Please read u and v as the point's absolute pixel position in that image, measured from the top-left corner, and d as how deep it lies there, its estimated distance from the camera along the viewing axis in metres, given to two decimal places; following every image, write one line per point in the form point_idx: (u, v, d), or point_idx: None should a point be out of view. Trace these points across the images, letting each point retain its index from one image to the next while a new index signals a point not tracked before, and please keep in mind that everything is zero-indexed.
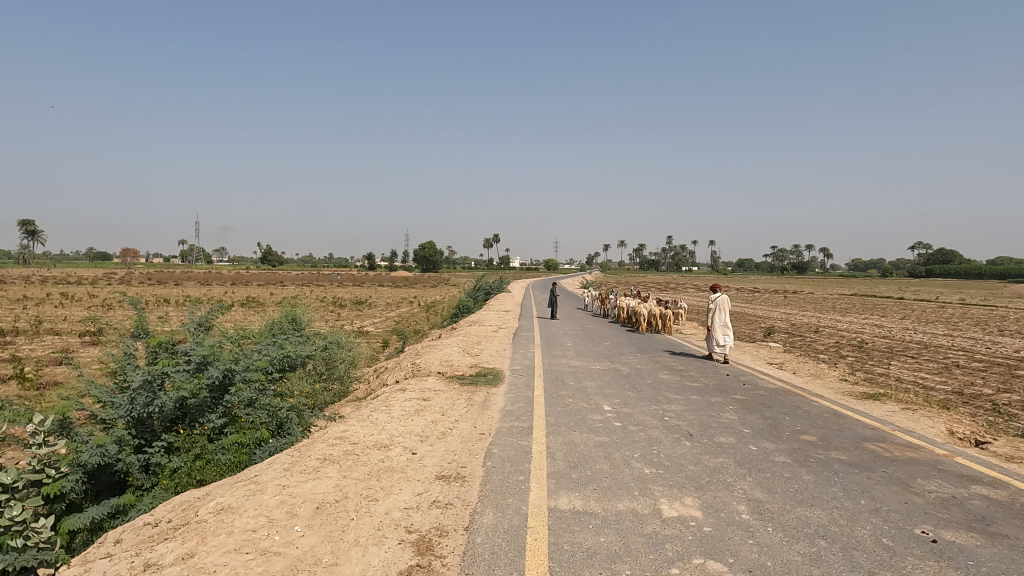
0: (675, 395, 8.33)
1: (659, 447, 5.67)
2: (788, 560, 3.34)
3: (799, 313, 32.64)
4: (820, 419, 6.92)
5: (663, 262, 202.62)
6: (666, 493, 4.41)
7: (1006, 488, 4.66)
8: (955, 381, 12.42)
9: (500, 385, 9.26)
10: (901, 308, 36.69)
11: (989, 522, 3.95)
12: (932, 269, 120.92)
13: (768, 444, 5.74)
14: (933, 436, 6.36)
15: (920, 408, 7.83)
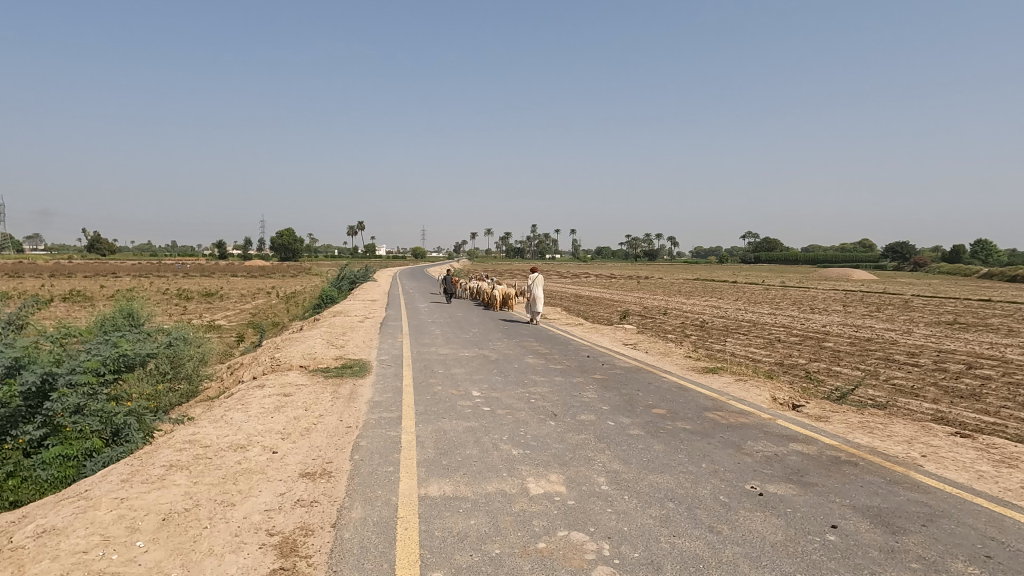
0: (539, 377, 8.69)
1: (526, 428, 5.87)
2: (641, 524, 3.62)
3: (650, 296, 35.35)
4: (668, 393, 7.58)
5: (529, 250, 209.44)
6: (533, 472, 4.59)
7: (816, 444, 5.42)
8: (777, 353, 14.25)
9: (367, 376, 9.04)
10: (735, 291, 41.14)
11: (803, 474, 4.58)
12: (759, 256, 136.69)
13: (623, 419, 6.18)
14: (760, 402, 7.22)
15: (749, 379, 8.87)
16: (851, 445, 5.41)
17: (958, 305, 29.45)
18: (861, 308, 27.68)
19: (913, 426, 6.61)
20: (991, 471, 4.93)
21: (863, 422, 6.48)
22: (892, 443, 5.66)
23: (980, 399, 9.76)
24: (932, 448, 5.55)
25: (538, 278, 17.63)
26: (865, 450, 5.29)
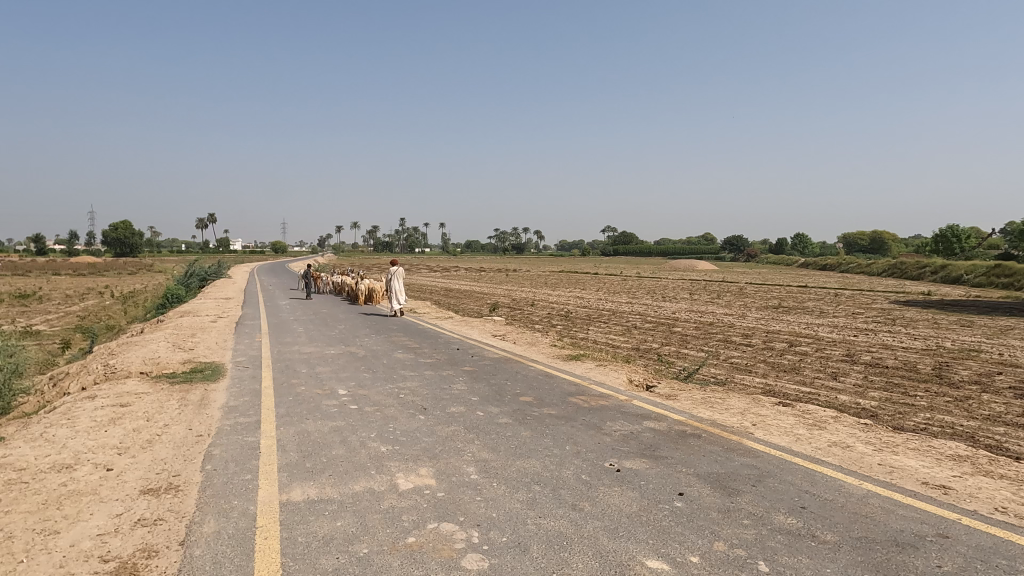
0: (409, 372, 8.59)
1: (394, 423, 5.78)
2: (509, 509, 3.72)
3: (518, 289, 36.29)
4: (535, 381, 7.85)
5: (398, 244, 205.83)
6: (402, 467, 4.54)
7: (666, 420, 5.90)
8: (634, 339, 15.31)
9: (221, 379, 8.38)
10: (596, 282, 43.49)
11: (656, 448, 4.97)
12: (617, 248, 145.67)
13: (492, 409, 6.31)
14: (618, 385, 7.73)
15: (609, 364, 9.46)
16: (695, 419, 5.97)
17: (782, 291, 33.51)
18: (704, 295, 30.56)
19: (747, 399, 7.43)
20: (806, 434, 5.69)
21: (705, 398, 7.18)
22: (729, 415, 6.33)
23: (800, 372, 11.21)
24: (761, 417, 6.29)
25: (398, 271, 17.82)
26: (707, 423, 5.87)
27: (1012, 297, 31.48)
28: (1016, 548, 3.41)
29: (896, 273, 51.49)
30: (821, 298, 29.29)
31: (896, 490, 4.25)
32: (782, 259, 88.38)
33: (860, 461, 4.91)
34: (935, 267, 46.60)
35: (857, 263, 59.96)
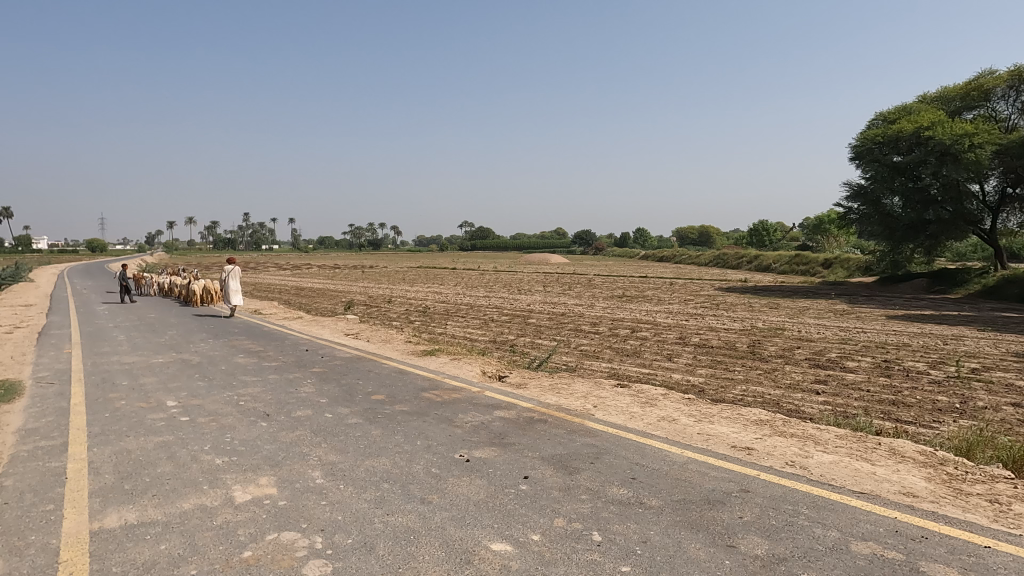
0: (251, 377, 8.03)
1: (232, 433, 5.38)
2: (356, 510, 3.64)
3: (374, 286, 35.40)
4: (387, 378, 7.74)
5: (242, 241, 190.86)
6: (239, 479, 4.25)
7: (516, 408, 6.12)
8: (490, 332, 15.65)
9: (16, 399, 7.21)
10: (454, 277, 43.69)
11: (505, 436, 5.15)
12: (475, 243, 147.49)
13: (342, 410, 6.11)
14: (471, 377, 7.87)
15: (463, 357, 9.58)
16: (542, 406, 6.27)
17: (625, 282, 36.15)
18: (556, 287, 32.04)
19: (591, 383, 7.94)
20: (640, 411, 6.22)
21: (553, 385, 7.56)
22: (574, 399, 6.72)
23: (639, 356, 12.20)
24: (602, 399, 6.76)
25: (234, 269, 16.62)
26: (553, 408, 6.18)
27: (808, 282, 36.81)
28: (801, 495, 4.02)
29: (720, 263, 57.83)
30: (658, 287, 32.03)
31: (711, 454, 4.81)
32: (626, 252, 95.21)
33: (683, 432, 5.47)
34: (750, 257, 53.04)
35: (688, 255, 66.33)
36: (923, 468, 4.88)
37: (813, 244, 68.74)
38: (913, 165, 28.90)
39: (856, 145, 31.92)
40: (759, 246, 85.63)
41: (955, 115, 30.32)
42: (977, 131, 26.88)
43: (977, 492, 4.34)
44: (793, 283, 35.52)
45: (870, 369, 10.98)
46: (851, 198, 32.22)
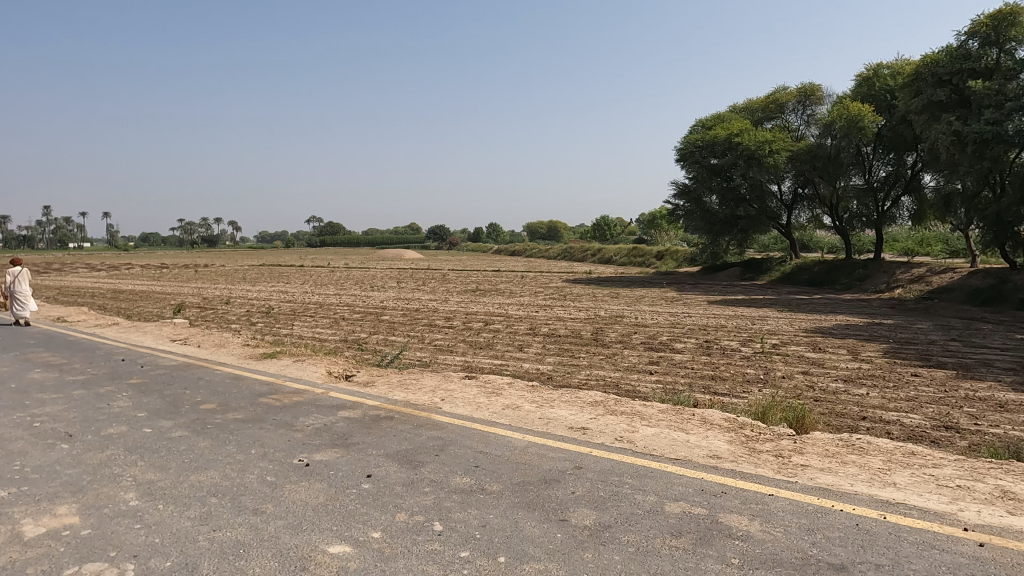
0: (50, 394, 6.98)
1: (23, 460, 4.65)
2: (178, 529, 3.34)
3: (209, 286, 32.38)
4: (220, 385, 7.15)
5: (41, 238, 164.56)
6: (30, 511, 3.69)
7: (361, 407, 5.99)
8: (340, 331, 15.08)
9: None
10: (301, 275, 41.35)
11: (348, 436, 5.02)
12: (323, 239, 140.85)
13: (164, 423, 5.55)
14: (316, 379, 7.54)
15: (308, 358, 9.14)
16: (389, 402, 6.20)
17: (478, 276, 36.77)
18: (410, 283, 31.68)
19: (441, 377, 8.00)
20: (486, 401, 6.40)
21: (401, 381, 7.50)
22: (422, 393, 6.73)
23: (492, 348, 12.50)
24: (450, 392, 6.85)
25: (23, 271, 14.31)
26: (400, 404, 6.14)
27: (644, 273, 40.10)
28: (626, 467, 4.41)
29: (567, 256, 60.93)
30: (510, 280, 32.94)
31: (549, 437, 5.10)
32: (480, 247, 96.74)
33: (525, 417, 5.73)
34: (594, 251, 56.49)
35: (538, 249, 69.02)
36: (727, 432, 5.60)
37: (648, 239, 74.99)
38: (726, 167, 32.58)
39: (680, 147, 35.25)
40: (601, 240, 91.48)
41: (758, 124, 34.72)
42: (775, 139, 31.00)
43: (767, 449, 5.08)
44: (631, 274, 38.48)
45: (693, 349, 12.27)
46: (677, 196, 35.55)
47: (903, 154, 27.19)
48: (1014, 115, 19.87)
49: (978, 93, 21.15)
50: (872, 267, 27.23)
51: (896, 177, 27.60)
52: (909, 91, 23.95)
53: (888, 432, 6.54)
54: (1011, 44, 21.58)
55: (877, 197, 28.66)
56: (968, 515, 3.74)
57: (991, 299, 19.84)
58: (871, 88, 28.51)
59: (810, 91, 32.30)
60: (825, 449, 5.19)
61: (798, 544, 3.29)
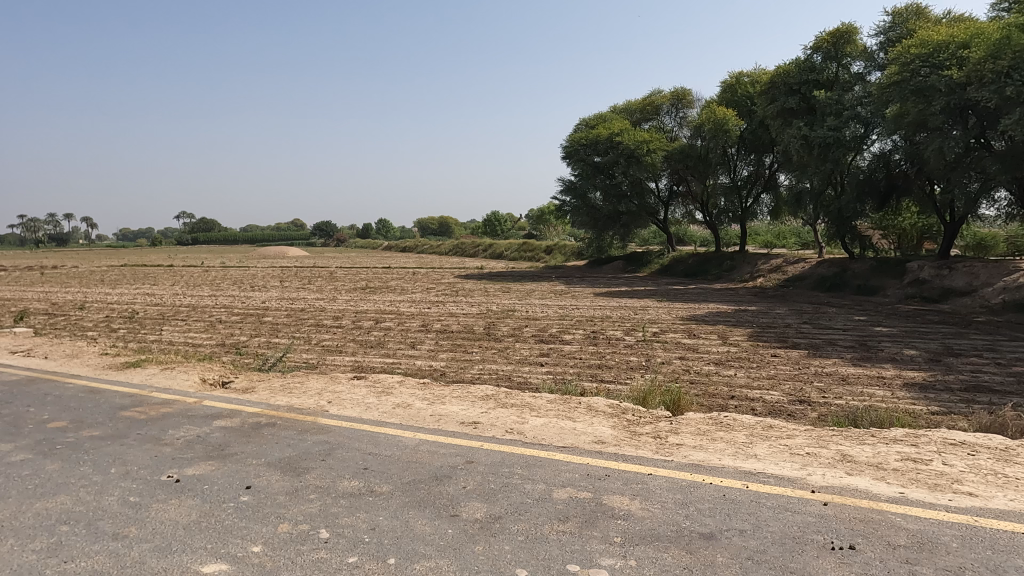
0: None
1: None
2: (20, 565, 2.97)
3: (58, 290, 28.85)
4: (73, 400, 6.41)
5: None
6: None
7: (240, 415, 5.63)
8: (216, 335, 14.05)
9: None
10: (169, 276, 37.99)
11: (226, 447, 4.70)
12: (196, 236, 130.37)
13: (2, 447, 4.88)
14: (188, 387, 6.98)
15: (178, 366, 8.43)
16: (271, 409, 5.88)
17: (368, 273, 35.75)
18: (294, 282, 30.17)
19: (327, 379, 7.70)
20: (376, 401, 6.26)
21: (285, 385, 7.14)
22: (307, 397, 6.45)
23: (383, 346, 12.22)
24: (337, 394, 6.62)
25: None
26: (283, 409, 5.85)
27: (534, 267, 40.98)
28: (516, 457, 4.51)
29: (459, 252, 60.88)
30: (401, 277, 32.35)
31: (440, 434, 5.08)
32: (369, 243, 94.16)
33: (416, 416, 5.68)
34: (485, 246, 56.86)
35: (430, 245, 68.34)
36: (611, 418, 5.88)
37: (537, 234, 76.66)
38: (608, 165, 33.99)
39: (565, 145, 36.28)
40: (492, 235, 92.29)
41: (636, 125, 36.57)
42: (652, 139, 32.81)
43: (647, 431, 5.40)
44: (522, 269, 39.22)
45: (581, 340, 12.74)
46: (563, 192, 36.59)
47: (762, 155, 29.91)
48: (850, 122, 22.49)
49: (821, 102, 23.71)
50: (738, 258, 29.69)
51: (757, 176, 30.32)
52: (766, 98, 26.31)
53: (753, 408, 7.19)
54: (847, 59, 24.37)
55: (740, 195, 31.26)
56: (816, 478, 4.21)
57: (835, 286, 22.37)
58: (734, 94, 31.02)
59: (682, 95, 34.57)
60: (698, 428, 5.61)
61: (674, 517, 3.54)
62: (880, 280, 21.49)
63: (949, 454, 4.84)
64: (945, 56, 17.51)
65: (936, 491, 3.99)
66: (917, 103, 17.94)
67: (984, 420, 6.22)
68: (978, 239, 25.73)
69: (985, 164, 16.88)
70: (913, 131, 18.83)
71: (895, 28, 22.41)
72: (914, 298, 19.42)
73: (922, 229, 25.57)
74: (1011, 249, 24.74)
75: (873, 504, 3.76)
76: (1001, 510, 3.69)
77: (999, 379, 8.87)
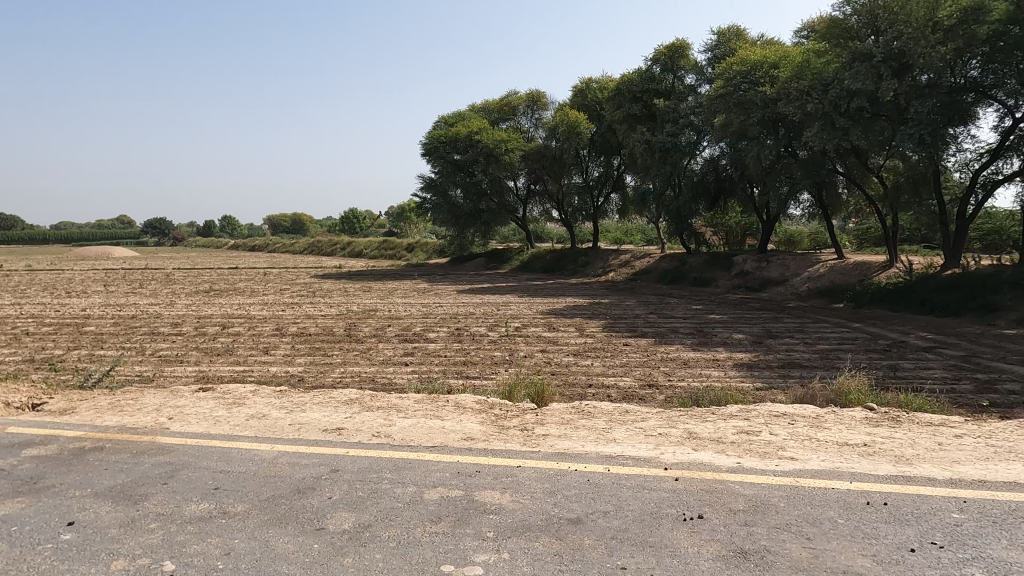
0: None
1: None
2: None
3: None
4: None
5: None
6: None
7: (57, 441, 4.88)
8: (24, 349, 12.07)
9: None
10: None
11: (39, 480, 4.05)
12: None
13: None
14: None
15: None
16: (97, 431, 5.17)
17: (212, 274, 32.81)
18: (122, 286, 26.77)
19: (167, 393, 6.92)
20: (226, 414, 5.75)
21: (114, 403, 6.32)
22: (143, 415, 5.76)
23: (232, 353, 11.26)
24: (179, 409, 5.99)
25: None
26: (112, 430, 5.17)
27: (395, 265, 40.15)
28: (383, 462, 4.38)
29: (314, 250, 57.99)
30: (251, 278, 30.06)
31: (300, 443, 4.80)
32: (211, 241, 86.32)
33: (274, 426, 5.32)
34: (344, 245, 54.75)
35: (283, 244, 64.35)
36: (479, 414, 5.94)
37: (397, 232, 75.34)
38: (468, 163, 34.27)
39: (424, 142, 35.92)
40: (350, 233, 89.21)
41: (494, 124, 37.23)
42: (509, 139, 33.65)
43: (514, 425, 5.52)
44: (383, 268, 38.25)
45: (447, 337, 12.72)
46: (424, 190, 36.21)
47: (610, 157, 31.97)
48: (685, 129, 24.71)
49: (661, 110, 25.85)
50: (591, 254, 31.41)
51: (606, 177, 32.33)
52: (613, 104, 28.09)
53: (609, 395, 7.66)
54: (681, 72, 26.74)
55: (592, 194, 33.13)
56: (667, 456, 4.58)
57: (675, 278, 24.50)
58: (585, 99, 32.73)
59: (537, 98, 35.85)
60: (562, 418, 5.85)
61: (543, 507, 3.64)
62: (712, 273, 23.91)
63: (774, 424, 5.52)
64: (760, 74, 19.86)
65: (765, 458, 4.52)
66: (739, 114, 20.15)
67: (798, 392, 7.17)
68: (788, 235, 29.56)
69: (792, 170, 19.42)
70: (736, 139, 21.23)
71: (719, 46, 25.01)
72: (740, 288, 21.86)
73: (745, 226, 28.86)
74: (812, 243, 28.75)
75: (716, 475, 4.16)
76: (815, 470, 4.27)
77: (808, 356, 10.27)
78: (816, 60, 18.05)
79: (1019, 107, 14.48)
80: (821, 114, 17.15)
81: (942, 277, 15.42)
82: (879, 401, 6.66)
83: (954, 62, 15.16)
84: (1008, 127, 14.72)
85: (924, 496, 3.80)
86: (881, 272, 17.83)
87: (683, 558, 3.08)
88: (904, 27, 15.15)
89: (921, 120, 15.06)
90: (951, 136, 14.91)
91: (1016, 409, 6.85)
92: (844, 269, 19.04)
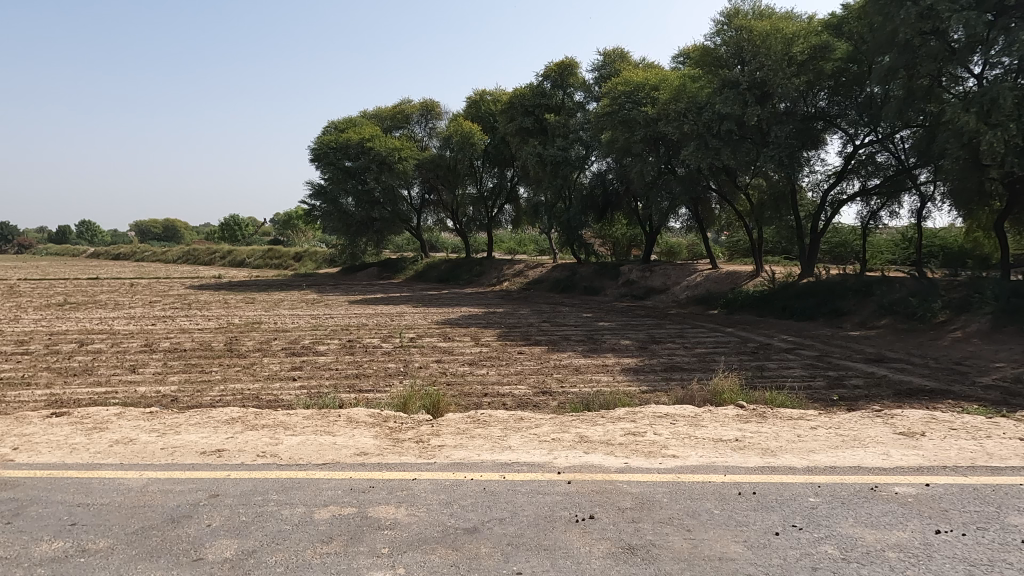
0: None
1: None
2: None
3: None
4: None
5: None
6: None
7: None
8: None
9: None
10: None
11: None
12: None
13: None
14: None
15: None
16: None
17: (65, 286, 29.39)
18: None
19: (11, 420, 6.13)
20: (85, 440, 5.18)
21: None
22: None
23: (91, 373, 10.11)
24: (26, 438, 5.30)
25: None
26: None
27: (281, 275, 38.16)
28: (267, 484, 4.14)
29: (188, 260, 53.85)
30: (113, 289, 27.31)
31: (174, 468, 4.44)
32: (66, 249, 77.48)
33: (143, 451, 4.88)
34: (223, 254, 51.36)
35: (152, 253, 59.04)
36: (373, 427, 5.80)
37: (283, 240, 71.93)
38: (360, 170, 33.39)
39: (313, 147, 34.52)
40: (231, 241, 84.00)
41: (387, 132, 36.65)
42: (402, 147, 33.25)
43: (409, 437, 5.44)
44: (268, 278, 36.15)
45: (337, 350, 12.25)
46: (312, 196, 34.71)
47: (504, 169, 32.49)
48: (574, 144, 25.70)
49: (552, 125, 26.74)
50: (486, 263, 31.70)
51: (500, 189, 32.79)
52: (506, 117, 28.61)
53: (504, 403, 7.76)
54: (570, 89, 27.77)
55: (486, 205, 33.46)
56: (560, 460, 4.70)
57: (567, 287, 25.31)
58: (478, 110, 33.09)
59: (431, 107, 35.77)
60: (457, 428, 5.83)
61: (439, 518, 3.62)
62: (601, 281, 24.96)
63: (658, 425, 5.86)
64: (642, 95, 21.07)
65: (650, 457, 4.79)
66: (623, 132, 21.24)
67: (679, 394, 7.66)
68: (669, 246, 31.51)
69: (672, 185, 20.78)
70: (622, 155, 22.35)
71: (605, 67, 26.31)
72: (627, 296, 22.97)
73: (630, 238, 30.48)
74: (690, 255, 30.89)
75: (606, 476, 4.34)
76: (694, 465, 4.58)
77: (687, 360, 11.00)
78: (691, 85, 19.42)
79: (858, 135, 16.47)
80: (696, 134, 18.45)
81: (799, 285, 17.14)
82: (748, 399, 7.27)
83: (806, 94, 17.02)
84: (850, 153, 16.70)
85: (786, 483, 4.19)
86: (749, 281, 19.51)
87: (576, 559, 3.18)
88: (765, 59, 16.72)
89: (780, 144, 16.72)
90: (804, 159, 16.70)
91: (861, 402, 7.75)
92: (717, 279, 20.61)
